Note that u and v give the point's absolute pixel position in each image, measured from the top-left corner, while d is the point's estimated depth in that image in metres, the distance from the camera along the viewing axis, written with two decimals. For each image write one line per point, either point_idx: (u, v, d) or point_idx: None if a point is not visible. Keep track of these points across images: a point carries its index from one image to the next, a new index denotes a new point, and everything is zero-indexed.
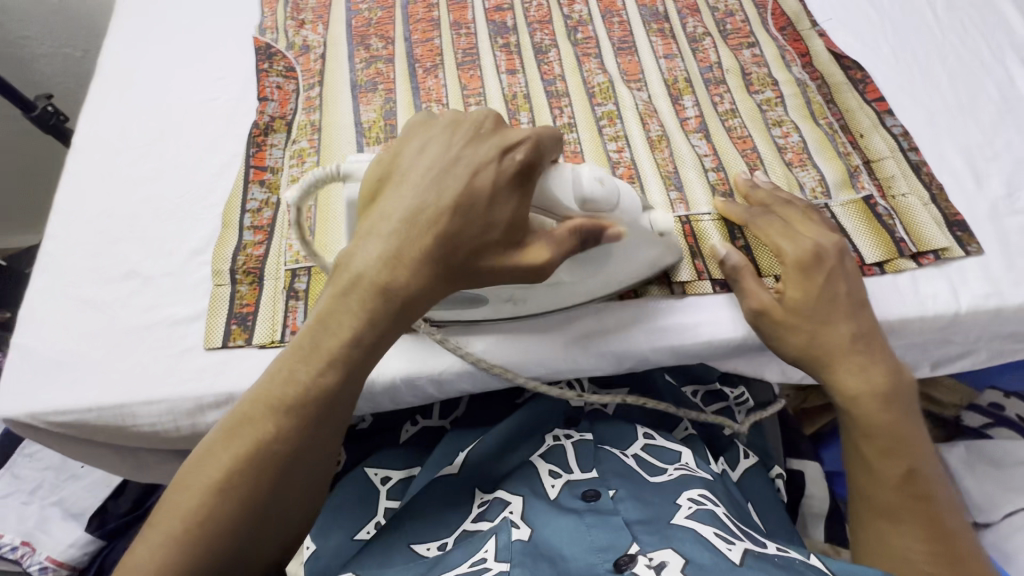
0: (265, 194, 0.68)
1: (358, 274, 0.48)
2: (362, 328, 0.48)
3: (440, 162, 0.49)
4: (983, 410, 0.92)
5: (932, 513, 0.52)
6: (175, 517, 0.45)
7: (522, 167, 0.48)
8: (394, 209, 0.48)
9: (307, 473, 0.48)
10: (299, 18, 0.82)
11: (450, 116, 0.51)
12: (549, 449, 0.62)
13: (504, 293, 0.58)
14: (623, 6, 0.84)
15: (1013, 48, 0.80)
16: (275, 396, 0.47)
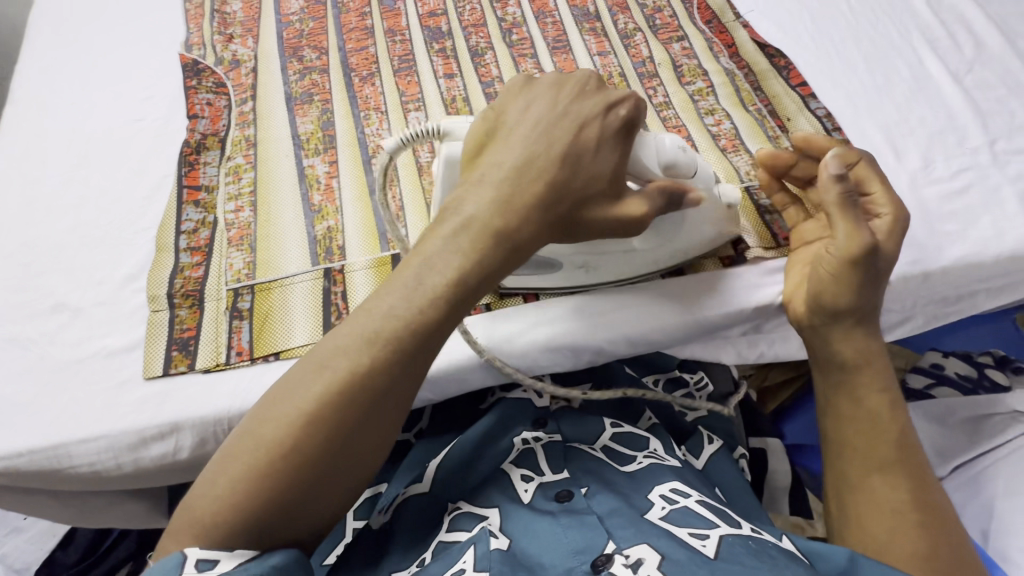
0: (201, 213, 0.66)
1: (470, 216, 0.49)
2: (470, 265, 0.48)
3: (546, 115, 0.52)
4: (925, 372, 0.96)
5: (915, 466, 0.53)
6: (262, 443, 0.43)
7: (624, 120, 0.52)
8: (506, 156, 0.50)
9: (392, 415, 0.46)
10: (227, 33, 0.80)
11: (552, 77, 0.54)
12: (519, 453, 0.61)
13: (579, 258, 0.61)
14: (554, 6, 0.85)
15: (919, 30, 0.85)
16: (372, 330, 0.46)
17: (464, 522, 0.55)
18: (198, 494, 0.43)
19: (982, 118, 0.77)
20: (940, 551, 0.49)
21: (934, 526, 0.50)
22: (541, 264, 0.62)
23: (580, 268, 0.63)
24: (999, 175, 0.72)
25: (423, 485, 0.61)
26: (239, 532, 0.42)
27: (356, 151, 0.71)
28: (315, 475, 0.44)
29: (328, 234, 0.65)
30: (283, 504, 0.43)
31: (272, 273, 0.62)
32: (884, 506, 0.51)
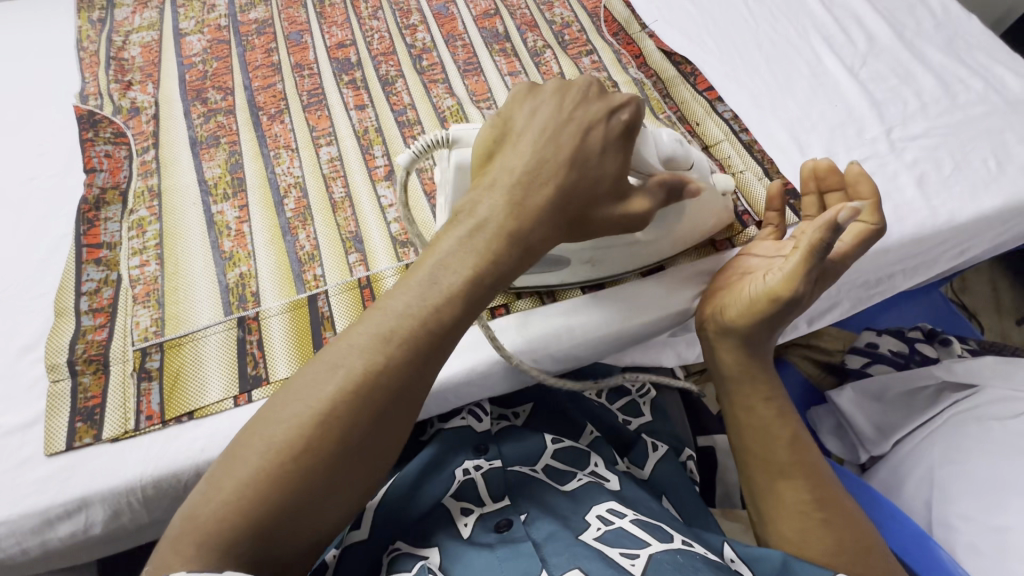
0: (102, 272, 0.63)
1: (485, 218, 0.48)
2: (483, 267, 0.47)
3: (553, 123, 0.50)
4: (862, 351, 0.99)
5: (811, 466, 0.56)
6: (270, 443, 0.41)
7: (627, 126, 0.51)
8: (516, 162, 0.49)
9: (407, 414, 0.45)
10: (125, 80, 0.77)
11: (554, 82, 0.52)
12: (460, 487, 0.57)
13: (586, 253, 0.60)
14: (464, 29, 0.85)
15: (816, 29, 0.89)
16: (388, 328, 0.45)
17: (404, 563, 0.51)
18: (202, 497, 0.41)
19: (878, 109, 0.80)
20: (846, 545, 0.52)
21: (837, 521, 0.53)
22: (552, 262, 0.61)
23: (585, 264, 0.63)
24: (896, 163, 0.76)
25: (364, 532, 0.55)
26: (249, 530, 0.40)
27: (267, 192, 0.69)
28: (326, 475, 0.42)
29: (240, 281, 0.63)
30: (294, 503, 0.41)
31: (182, 327, 0.60)
32: (789, 511, 0.55)
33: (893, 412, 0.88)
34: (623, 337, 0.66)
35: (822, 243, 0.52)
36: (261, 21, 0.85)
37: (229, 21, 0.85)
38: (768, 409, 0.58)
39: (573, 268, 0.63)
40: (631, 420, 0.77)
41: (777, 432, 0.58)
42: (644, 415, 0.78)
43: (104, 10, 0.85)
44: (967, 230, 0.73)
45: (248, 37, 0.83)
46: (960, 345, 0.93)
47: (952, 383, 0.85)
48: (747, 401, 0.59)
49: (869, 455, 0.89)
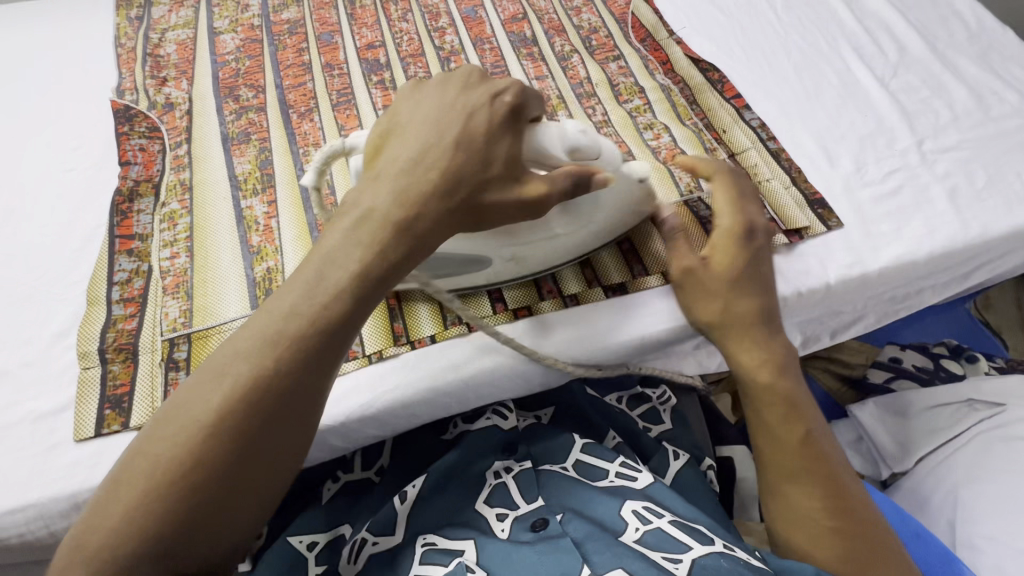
0: (134, 263, 0.64)
1: (369, 209, 0.48)
2: (371, 259, 0.47)
3: (435, 111, 0.52)
4: (885, 366, 0.98)
5: (825, 469, 0.56)
6: (159, 462, 0.41)
7: (511, 108, 0.51)
8: (401, 152, 0.50)
9: (304, 410, 0.45)
10: (160, 76, 0.79)
11: (437, 77, 0.55)
12: (491, 489, 0.60)
13: (506, 252, 0.60)
14: (492, 33, 0.86)
15: (846, 39, 0.88)
16: (274, 331, 0.45)
17: (437, 557, 0.54)
18: (91, 526, 0.40)
19: (909, 120, 0.79)
20: (857, 553, 0.52)
21: (851, 530, 0.53)
22: (469, 261, 0.61)
23: (511, 261, 0.63)
24: (927, 175, 0.75)
25: (396, 538, 0.58)
26: (144, 550, 0.39)
27: (296, 188, 0.70)
28: (224, 485, 0.41)
29: (267, 276, 0.64)
30: (189, 519, 0.41)
31: (210, 319, 0.61)
32: (800, 518, 0.55)
33: (917, 427, 0.86)
34: (652, 346, 0.65)
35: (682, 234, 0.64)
36: (293, 22, 0.86)
37: (261, 21, 0.86)
38: (774, 414, 0.58)
39: (495, 270, 0.63)
40: (652, 427, 0.78)
41: (787, 436, 0.58)
42: (664, 423, 0.78)
43: (142, 8, 0.88)
44: (1000, 244, 0.72)
45: (280, 36, 0.84)
46: (986, 363, 0.91)
47: (980, 401, 0.83)
48: (754, 405, 0.60)
49: (891, 471, 0.87)
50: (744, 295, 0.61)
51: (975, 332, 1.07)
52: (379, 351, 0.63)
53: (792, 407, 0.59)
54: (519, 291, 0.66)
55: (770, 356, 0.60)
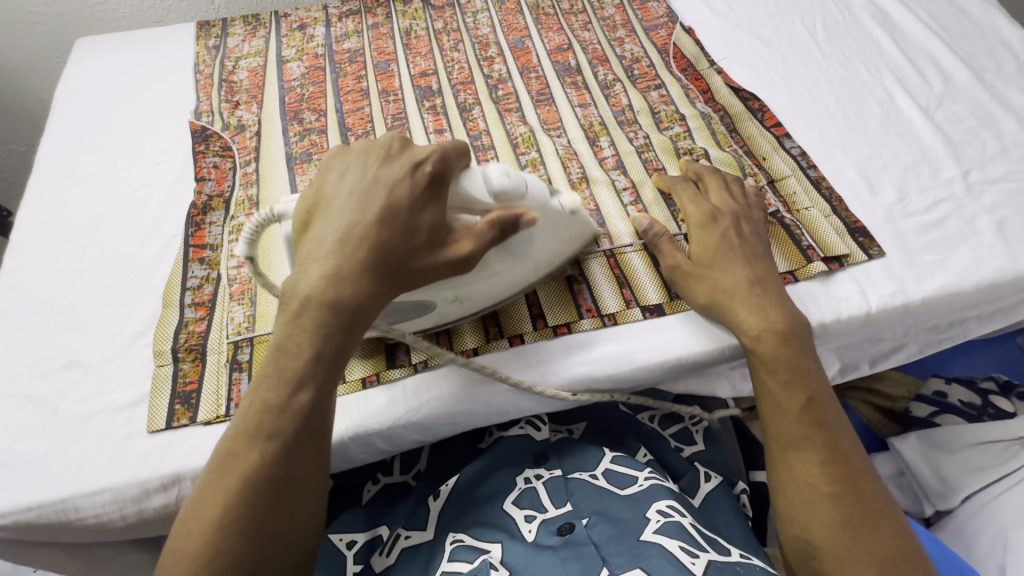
0: (205, 270, 0.70)
1: (305, 294, 0.51)
2: (320, 344, 0.51)
3: (361, 184, 0.54)
4: (929, 400, 0.95)
5: (827, 437, 0.55)
6: (180, 567, 0.46)
7: (431, 177, 0.54)
8: (327, 233, 0.52)
9: (299, 487, 0.50)
10: (234, 100, 0.86)
11: (362, 145, 0.58)
12: (520, 493, 0.63)
13: (448, 295, 0.61)
14: (538, 62, 0.90)
15: (889, 69, 0.89)
16: (252, 427, 0.49)
17: (464, 554, 0.57)
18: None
19: (954, 151, 0.79)
20: (855, 520, 0.51)
21: (847, 496, 0.53)
22: (414, 307, 0.62)
23: (454, 303, 0.63)
24: (974, 206, 0.74)
25: (427, 534, 0.62)
26: None
27: None
28: (248, 569, 0.47)
29: None
30: None
31: (270, 325, 0.65)
32: (801, 484, 0.54)
33: (965, 462, 0.83)
34: (685, 366, 0.66)
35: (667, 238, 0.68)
36: (354, 51, 0.93)
37: (325, 51, 0.93)
38: (774, 380, 0.59)
39: (439, 311, 0.64)
40: (684, 447, 0.79)
41: (789, 401, 0.57)
42: (697, 443, 0.80)
43: (219, 38, 0.96)
44: None
45: (341, 64, 0.91)
46: None
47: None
48: (757, 374, 0.60)
49: (935, 509, 0.84)
50: (737, 268, 0.63)
51: None
52: (424, 360, 0.66)
53: (794, 372, 0.58)
54: (559, 307, 0.68)
55: (788, 321, 0.60)
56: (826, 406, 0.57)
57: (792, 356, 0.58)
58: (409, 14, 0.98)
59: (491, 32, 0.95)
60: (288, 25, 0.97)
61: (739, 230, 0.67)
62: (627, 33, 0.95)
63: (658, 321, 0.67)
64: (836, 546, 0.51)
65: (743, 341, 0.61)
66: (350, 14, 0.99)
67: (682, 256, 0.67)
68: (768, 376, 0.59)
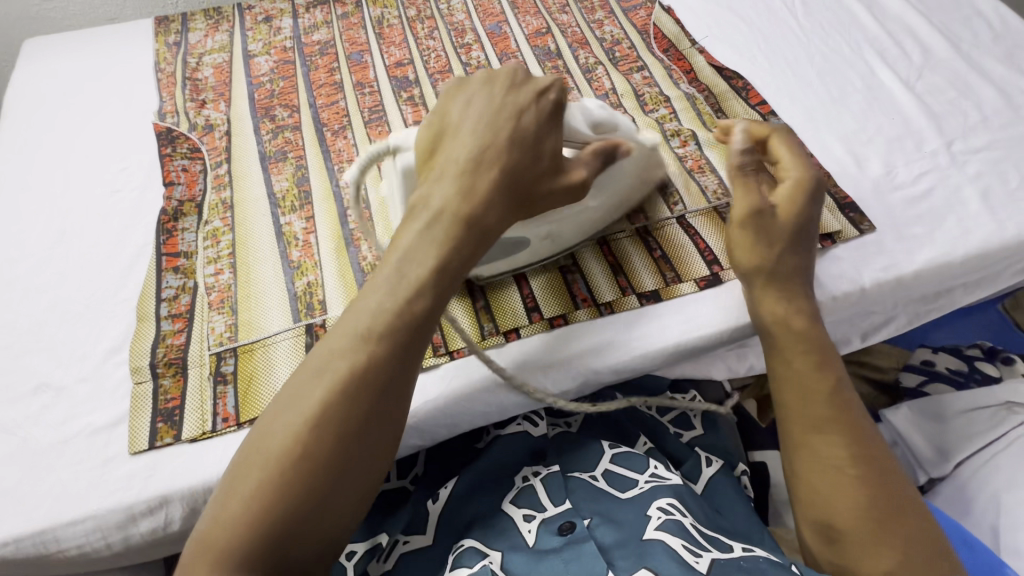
0: (181, 279, 0.66)
1: (439, 208, 0.55)
2: (447, 255, 0.54)
3: (488, 111, 0.59)
4: (918, 369, 0.97)
5: (852, 420, 0.55)
6: (267, 459, 0.46)
7: (555, 104, 0.59)
8: (460, 153, 0.57)
9: (396, 401, 0.49)
10: (199, 99, 0.82)
11: (481, 77, 0.61)
12: (518, 491, 0.62)
13: (543, 231, 0.64)
14: (517, 48, 0.88)
15: (868, 42, 0.88)
16: (363, 327, 0.50)
17: (467, 560, 0.56)
18: (209, 527, 0.45)
19: (937, 122, 0.79)
20: (880, 503, 0.51)
21: (872, 478, 0.52)
22: (509, 244, 0.64)
23: (546, 240, 0.67)
24: (958, 176, 0.74)
25: (427, 537, 0.62)
26: (257, 540, 0.43)
27: (332, 204, 0.72)
28: (333, 474, 0.46)
29: (308, 290, 0.66)
30: (299, 507, 0.45)
31: (254, 333, 0.63)
32: (828, 468, 0.53)
33: (956, 431, 0.85)
34: (687, 352, 0.65)
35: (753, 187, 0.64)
36: (324, 43, 0.89)
37: (293, 43, 0.89)
38: (804, 360, 0.58)
39: (532, 248, 0.67)
40: (684, 432, 0.79)
41: (816, 383, 0.57)
42: (696, 428, 0.80)
43: (179, 34, 0.91)
44: None
45: (312, 57, 0.87)
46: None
47: (1018, 402, 0.82)
48: (782, 353, 0.60)
49: (927, 475, 0.84)
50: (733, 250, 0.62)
51: (1008, 333, 1.05)
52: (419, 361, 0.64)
53: (822, 355, 0.58)
54: (554, 298, 0.66)
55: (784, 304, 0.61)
56: (848, 391, 0.58)
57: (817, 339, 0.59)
58: (380, 2, 0.95)
59: (467, 18, 0.92)
60: (253, 18, 0.92)
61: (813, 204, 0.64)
62: (606, 14, 0.93)
63: (657, 309, 0.66)
64: (863, 529, 0.50)
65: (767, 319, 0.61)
66: (318, 4, 0.94)
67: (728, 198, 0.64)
68: (797, 356, 0.59)
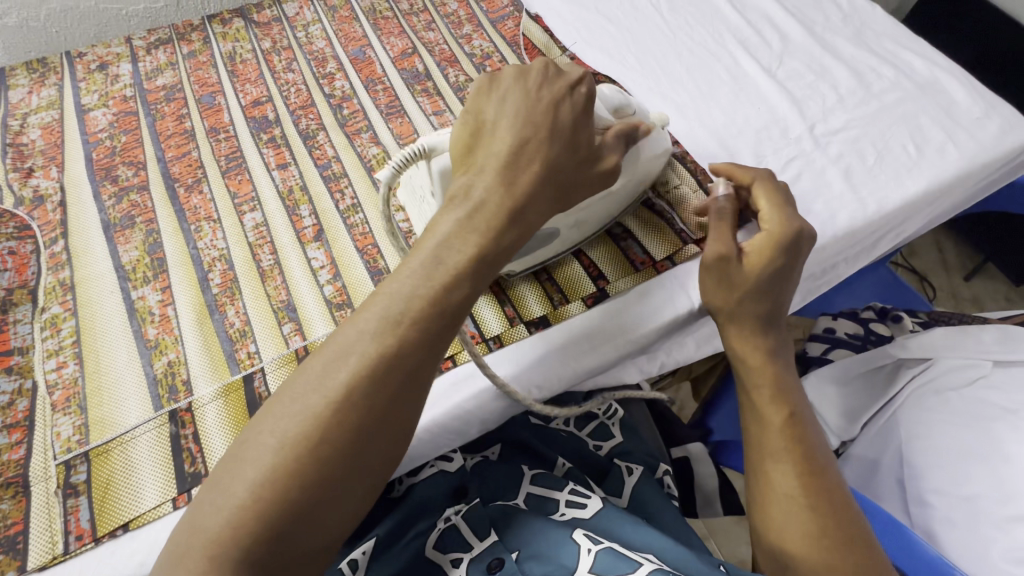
0: (15, 381, 0.58)
1: (480, 199, 0.49)
2: (486, 244, 0.48)
3: (524, 104, 0.52)
4: (821, 338, 0.94)
5: (804, 450, 0.56)
6: (280, 445, 0.41)
7: (588, 96, 0.54)
8: (500, 144, 0.50)
9: (420, 395, 0.45)
10: (26, 167, 0.73)
11: (514, 69, 0.54)
12: (441, 533, 0.59)
13: (573, 220, 0.63)
14: (383, 72, 0.84)
15: (731, 33, 0.90)
16: (397, 312, 0.45)
17: None
18: (208, 509, 0.40)
19: (799, 106, 0.82)
20: (831, 530, 0.52)
21: (824, 506, 0.53)
22: (543, 236, 0.64)
23: (573, 228, 0.66)
24: (821, 158, 0.77)
25: None
26: (262, 534, 0.39)
27: (191, 269, 0.66)
28: (348, 465, 0.41)
29: (169, 370, 0.59)
30: (310, 498, 0.40)
31: (107, 431, 0.56)
32: (779, 495, 0.55)
33: (856, 392, 0.84)
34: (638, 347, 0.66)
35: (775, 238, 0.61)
36: (170, 87, 0.82)
37: (134, 91, 0.82)
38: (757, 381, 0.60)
39: (562, 237, 0.66)
40: (603, 444, 0.77)
41: (775, 413, 0.58)
42: (615, 436, 0.78)
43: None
44: (897, 216, 0.75)
45: (157, 105, 0.80)
46: (910, 321, 0.91)
47: (908, 358, 0.82)
48: (753, 381, 0.60)
49: (839, 440, 0.84)
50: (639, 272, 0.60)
51: (899, 290, 1.12)
52: None
53: (781, 386, 0.59)
54: None
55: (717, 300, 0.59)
56: (807, 420, 0.59)
57: (776, 366, 0.60)
58: (231, 36, 0.89)
59: (328, 45, 0.87)
60: (85, 66, 0.85)
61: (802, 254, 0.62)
62: (474, 28, 0.91)
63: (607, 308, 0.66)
64: (813, 557, 0.51)
65: (736, 352, 0.62)
66: (161, 44, 0.88)
67: (734, 249, 0.61)
68: (757, 389, 0.60)
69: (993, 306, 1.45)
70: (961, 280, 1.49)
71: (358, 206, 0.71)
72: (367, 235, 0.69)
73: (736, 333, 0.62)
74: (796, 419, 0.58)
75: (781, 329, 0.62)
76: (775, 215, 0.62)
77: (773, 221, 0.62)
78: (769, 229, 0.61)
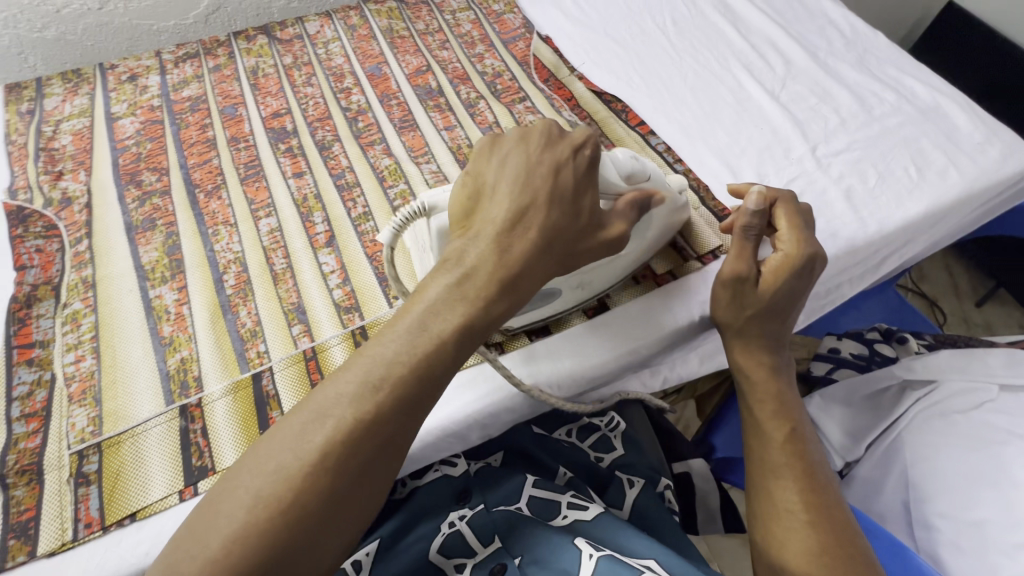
0: (35, 373, 0.61)
1: (474, 265, 0.50)
2: (474, 313, 0.49)
3: (524, 168, 0.53)
4: (824, 358, 0.93)
5: (806, 467, 0.57)
6: (254, 502, 0.41)
7: (591, 160, 0.54)
8: (496, 212, 0.51)
9: (394, 461, 0.45)
10: (56, 170, 0.77)
11: (515, 132, 0.55)
12: (444, 539, 0.60)
13: (575, 280, 0.62)
14: (398, 88, 0.87)
15: (735, 57, 0.93)
16: (376, 377, 0.45)
17: None
18: (181, 558, 0.40)
19: (801, 128, 0.84)
20: (831, 548, 0.51)
21: (826, 523, 0.53)
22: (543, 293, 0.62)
23: (579, 288, 0.65)
24: (823, 179, 0.79)
25: None
26: None
27: (207, 271, 0.69)
28: (318, 529, 0.42)
29: (182, 367, 0.62)
30: (278, 560, 0.40)
31: (121, 423, 0.58)
32: (780, 511, 0.55)
33: (862, 415, 0.83)
34: (638, 360, 0.68)
35: (789, 260, 0.59)
36: (195, 98, 0.86)
37: (161, 101, 0.86)
38: (758, 396, 0.61)
39: (564, 297, 0.65)
40: (604, 456, 0.78)
41: (774, 428, 0.59)
42: (617, 448, 0.78)
43: (34, 101, 0.87)
44: (898, 237, 0.76)
45: (182, 115, 0.84)
46: (915, 342, 0.90)
47: (913, 380, 0.81)
48: (753, 396, 0.61)
49: (844, 461, 0.81)
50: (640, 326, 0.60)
51: (905, 312, 1.12)
52: None
53: (780, 402, 0.60)
54: None
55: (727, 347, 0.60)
56: (806, 437, 0.59)
57: (777, 383, 0.61)
58: (254, 51, 0.93)
59: (346, 62, 0.91)
60: (116, 77, 0.89)
61: (811, 276, 0.61)
62: (486, 48, 0.95)
63: (608, 318, 0.68)
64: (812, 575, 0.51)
65: (738, 368, 0.63)
66: (188, 59, 0.92)
67: (750, 268, 0.60)
68: (758, 405, 0.61)
69: (1004, 332, 1.43)
70: (972, 305, 1.48)
71: (369, 214, 0.74)
72: (377, 241, 0.71)
73: (738, 349, 0.63)
74: (795, 436, 0.59)
75: (781, 347, 0.63)
76: (791, 234, 0.60)
77: (788, 241, 0.60)
78: (780, 249, 0.61)
